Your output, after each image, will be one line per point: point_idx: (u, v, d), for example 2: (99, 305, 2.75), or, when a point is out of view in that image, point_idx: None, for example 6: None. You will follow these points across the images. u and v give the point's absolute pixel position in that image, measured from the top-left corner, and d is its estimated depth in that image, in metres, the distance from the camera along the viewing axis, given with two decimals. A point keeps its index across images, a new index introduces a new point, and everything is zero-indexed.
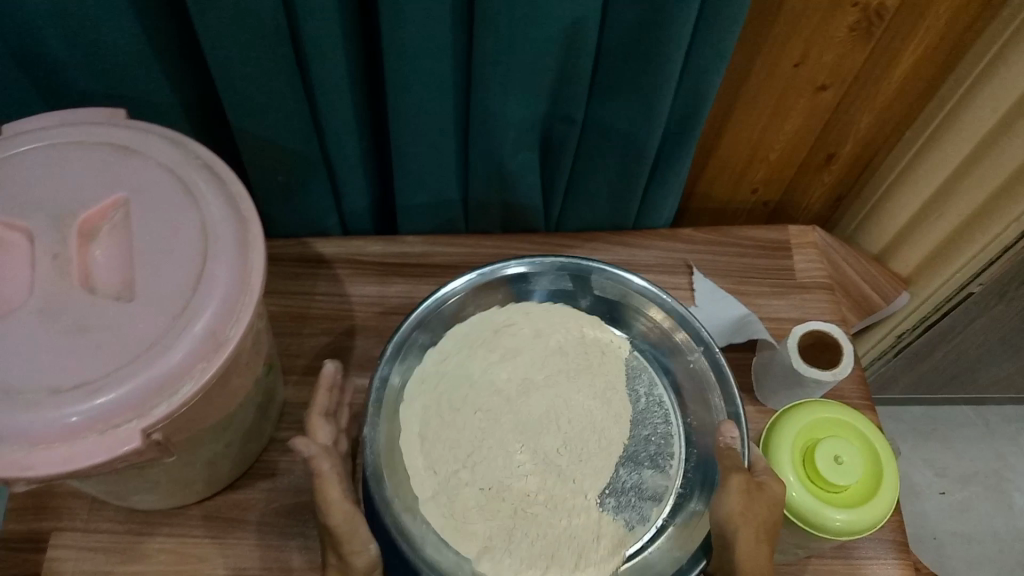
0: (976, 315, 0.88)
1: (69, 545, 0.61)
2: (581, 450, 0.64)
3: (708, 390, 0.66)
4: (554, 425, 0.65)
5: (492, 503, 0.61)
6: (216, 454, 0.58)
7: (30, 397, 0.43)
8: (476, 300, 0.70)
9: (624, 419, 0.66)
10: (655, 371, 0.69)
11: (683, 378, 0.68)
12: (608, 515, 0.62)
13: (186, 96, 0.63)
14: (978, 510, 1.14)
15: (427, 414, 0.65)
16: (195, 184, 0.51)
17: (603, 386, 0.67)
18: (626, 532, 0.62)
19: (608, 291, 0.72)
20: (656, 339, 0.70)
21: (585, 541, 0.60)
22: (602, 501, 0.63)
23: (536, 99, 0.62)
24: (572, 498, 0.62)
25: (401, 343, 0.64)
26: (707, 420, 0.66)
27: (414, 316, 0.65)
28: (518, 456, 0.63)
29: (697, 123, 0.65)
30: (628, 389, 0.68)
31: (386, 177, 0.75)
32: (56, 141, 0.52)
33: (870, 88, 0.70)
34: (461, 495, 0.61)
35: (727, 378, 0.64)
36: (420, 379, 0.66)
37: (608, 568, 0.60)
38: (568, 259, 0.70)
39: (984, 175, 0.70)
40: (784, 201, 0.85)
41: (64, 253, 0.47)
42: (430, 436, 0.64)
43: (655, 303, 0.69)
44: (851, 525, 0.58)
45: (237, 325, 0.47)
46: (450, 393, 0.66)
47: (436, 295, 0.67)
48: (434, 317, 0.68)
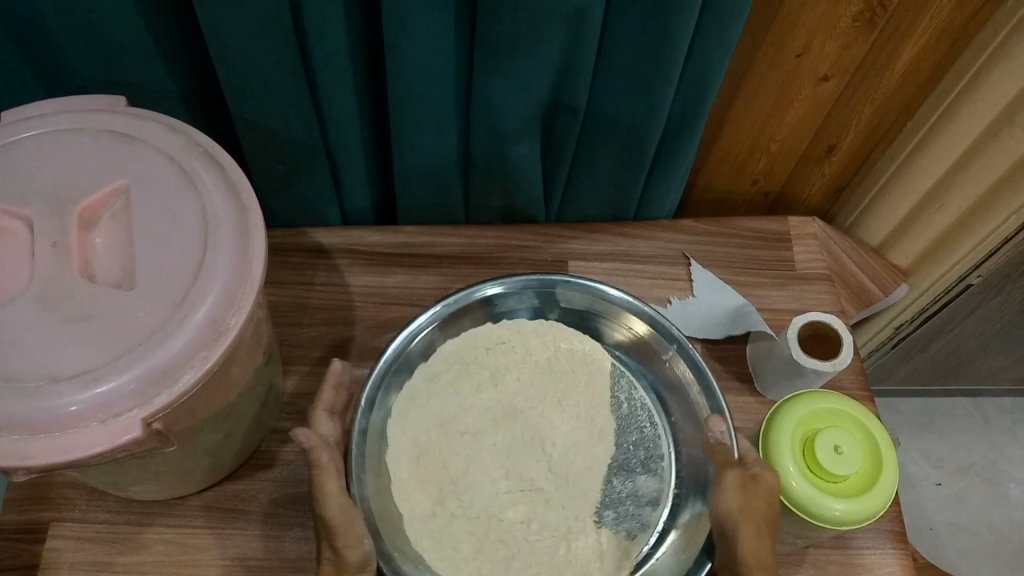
0: (975, 308, 0.88)
1: (67, 535, 0.61)
2: (570, 460, 0.65)
3: (686, 388, 0.66)
4: (537, 439, 0.65)
5: (488, 534, 0.61)
6: (216, 444, 0.57)
7: (29, 386, 0.43)
8: (450, 326, 0.69)
9: (610, 434, 0.66)
10: (634, 375, 0.70)
11: (661, 377, 0.69)
12: (609, 530, 0.62)
13: (184, 83, 0.63)
14: (974, 501, 1.14)
15: (410, 450, 0.64)
16: (194, 172, 0.50)
17: (586, 409, 0.67)
18: (628, 544, 0.62)
19: (577, 303, 0.71)
20: (632, 347, 0.70)
21: (588, 556, 0.61)
22: (600, 515, 0.63)
23: (539, 88, 0.61)
24: (567, 512, 0.62)
25: (376, 384, 0.63)
26: (688, 417, 0.66)
27: (386, 356, 0.64)
28: (500, 479, 0.63)
29: (700, 112, 0.64)
30: (610, 396, 0.68)
31: (386, 167, 0.75)
32: (54, 128, 0.51)
33: (872, 79, 0.70)
34: (455, 527, 0.61)
35: (704, 370, 0.64)
36: (396, 416, 0.65)
37: None
38: (535, 277, 0.69)
39: (986, 166, 0.70)
40: (783, 193, 0.85)
41: (63, 241, 0.47)
42: (414, 471, 0.63)
43: (626, 312, 0.69)
44: (851, 515, 0.58)
45: (238, 314, 0.47)
46: (426, 426, 0.65)
47: (408, 329, 0.65)
48: (406, 355, 0.66)
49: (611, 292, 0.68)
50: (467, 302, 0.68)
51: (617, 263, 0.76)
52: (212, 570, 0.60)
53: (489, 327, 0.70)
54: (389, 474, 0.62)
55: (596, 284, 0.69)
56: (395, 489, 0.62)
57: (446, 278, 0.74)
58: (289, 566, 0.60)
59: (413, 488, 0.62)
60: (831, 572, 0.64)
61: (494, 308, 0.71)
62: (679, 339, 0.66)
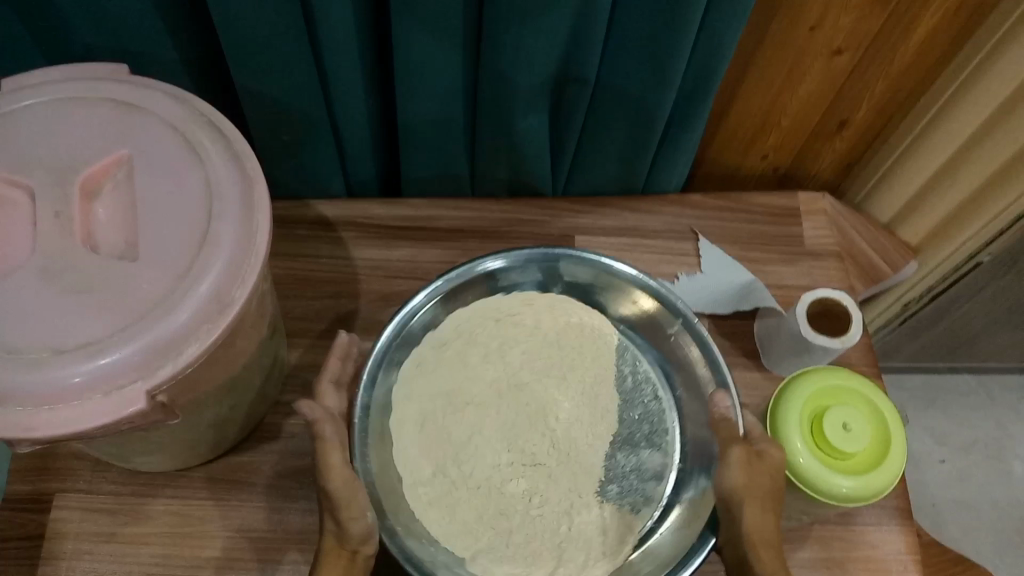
0: (985, 285, 0.87)
1: (73, 506, 0.61)
2: (574, 436, 0.64)
3: (693, 363, 0.66)
4: (542, 416, 0.65)
5: (493, 511, 0.61)
6: (221, 416, 0.57)
7: (32, 357, 0.43)
8: (454, 300, 0.68)
9: (614, 404, 0.66)
10: (639, 349, 0.69)
11: (665, 351, 0.68)
12: (611, 507, 0.62)
13: (185, 52, 0.62)
14: (977, 478, 1.15)
15: (415, 425, 0.63)
16: (198, 142, 0.49)
17: (589, 380, 0.67)
18: (630, 519, 0.62)
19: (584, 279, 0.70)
20: (639, 320, 0.69)
21: (591, 534, 0.61)
22: (602, 489, 0.63)
23: (548, 60, 0.60)
24: (570, 489, 0.62)
25: (381, 354, 0.63)
26: (698, 387, 0.65)
27: (387, 331, 0.63)
28: (501, 457, 0.62)
29: (712, 85, 0.63)
30: (614, 371, 0.67)
31: (391, 139, 0.74)
32: (54, 97, 0.50)
33: (886, 53, 0.68)
34: (460, 503, 0.61)
35: (709, 343, 0.64)
36: (401, 392, 0.65)
37: (620, 555, 0.60)
38: (539, 251, 0.68)
39: (999, 144, 0.69)
40: (793, 168, 0.84)
41: (65, 211, 0.46)
42: (417, 446, 0.63)
43: (631, 283, 0.68)
44: (857, 492, 0.58)
45: (243, 287, 0.46)
46: (430, 400, 0.65)
47: (405, 307, 0.64)
48: (409, 331, 0.66)
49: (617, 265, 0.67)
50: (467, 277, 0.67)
51: (623, 237, 0.75)
52: (217, 541, 0.60)
53: (493, 302, 0.69)
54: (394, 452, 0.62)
55: (599, 257, 0.67)
56: (400, 466, 0.62)
57: (451, 252, 0.73)
58: (294, 538, 0.61)
59: (416, 463, 0.62)
60: (835, 548, 0.64)
61: (497, 283, 0.70)
62: (686, 313, 0.65)
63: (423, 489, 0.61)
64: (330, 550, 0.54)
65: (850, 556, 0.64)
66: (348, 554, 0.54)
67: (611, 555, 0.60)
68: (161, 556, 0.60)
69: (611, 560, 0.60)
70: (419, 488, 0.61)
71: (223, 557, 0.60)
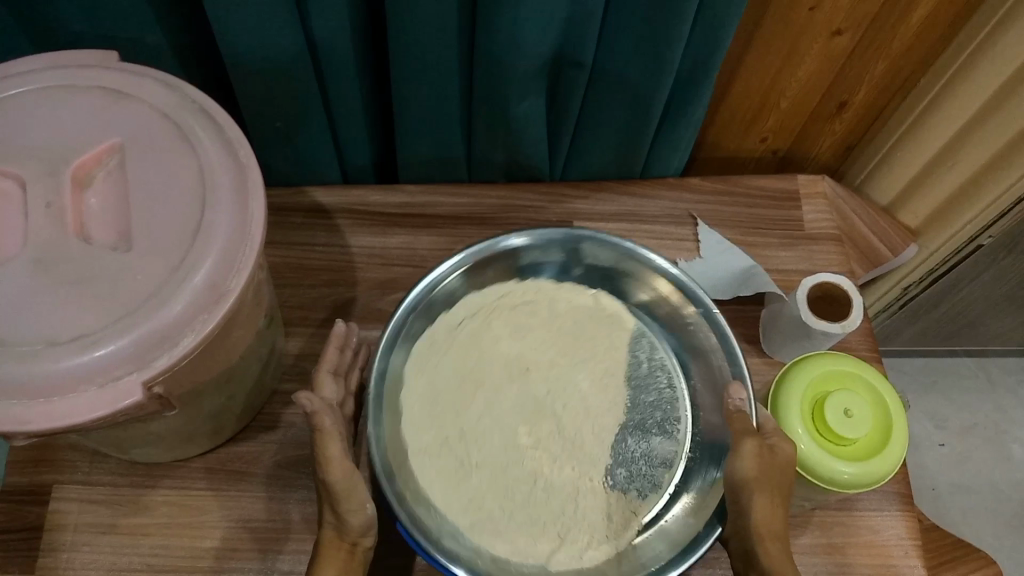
0: (985, 268, 0.87)
1: (72, 497, 0.61)
2: (591, 416, 0.64)
3: (711, 355, 0.65)
4: (561, 396, 0.65)
5: (509, 495, 0.60)
6: (219, 407, 0.57)
7: (26, 350, 0.42)
8: (474, 274, 0.68)
9: (627, 384, 0.66)
10: (655, 336, 0.69)
11: (682, 339, 0.68)
12: (618, 491, 0.62)
13: (177, 38, 0.61)
14: (977, 461, 1.15)
15: (433, 403, 0.63)
16: (191, 130, 0.49)
17: (604, 363, 0.67)
18: (636, 503, 0.62)
19: (601, 259, 0.69)
20: (659, 306, 0.69)
21: (594, 519, 0.60)
22: (611, 473, 0.62)
23: (544, 44, 0.59)
24: (582, 471, 0.62)
25: (397, 329, 0.62)
26: (716, 377, 0.65)
27: (410, 300, 0.62)
28: (513, 433, 0.63)
29: (710, 68, 0.63)
30: (629, 356, 0.68)
31: (387, 124, 0.73)
32: (44, 85, 0.49)
33: (886, 33, 0.68)
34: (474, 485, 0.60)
35: (730, 339, 0.63)
36: (415, 364, 0.65)
37: (624, 539, 0.60)
38: (563, 231, 0.67)
39: (1000, 125, 0.68)
40: (793, 151, 0.84)
41: (57, 202, 0.45)
42: (431, 421, 0.63)
43: (656, 272, 0.67)
44: (860, 479, 0.58)
45: (238, 277, 0.46)
46: (449, 378, 0.65)
47: (428, 277, 0.63)
48: (433, 298, 0.66)
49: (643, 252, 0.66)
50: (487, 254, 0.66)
51: (622, 223, 0.75)
52: (217, 532, 0.60)
53: (512, 284, 0.70)
54: (410, 432, 0.62)
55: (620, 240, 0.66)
56: (417, 449, 0.61)
57: (448, 239, 0.73)
58: (294, 528, 0.60)
59: (427, 437, 0.62)
60: (835, 533, 0.64)
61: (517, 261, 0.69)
62: (708, 308, 0.64)
63: (432, 463, 0.61)
64: (328, 542, 0.53)
65: (851, 541, 0.64)
66: (348, 547, 0.54)
67: (613, 540, 0.60)
68: (160, 547, 0.59)
69: (614, 544, 0.60)
70: (429, 462, 0.61)
71: (223, 547, 0.60)
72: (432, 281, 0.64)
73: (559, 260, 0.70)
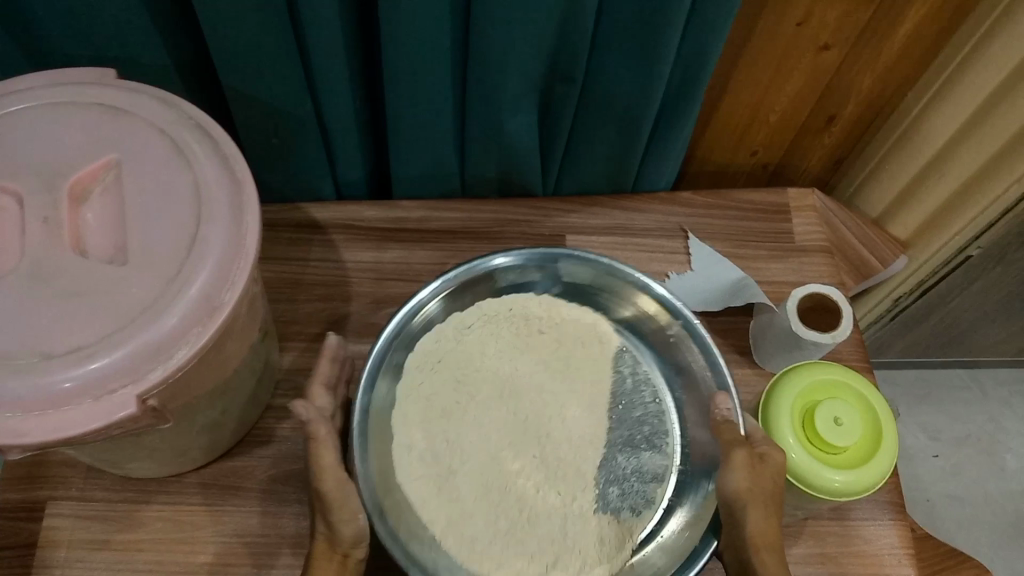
0: (975, 278, 0.88)
1: (65, 513, 0.61)
2: (575, 439, 0.64)
3: (692, 364, 0.66)
4: (548, 419, 0.65)
5: (500, 516, 0.61)
6: (213, 421, 0.57)
7: (22, 363, 0.42)
8: (459, 296, 0.68)
9: (611, 401, 0.67)
10: (639, 352, 0.69)
11: (666, 352, 0.68)
12: (610, 512, 0.62)
13: (174, 55, 0.62)
14: (970, 473, 1.15)
15: (417, 433, 0.63)
16: (187, 145, 0.49)
17: (587, 381, 0.67)
18: (629, 523, 0.62)
19: (581, 277, 0.70)
20: (642, 322, 0.69)
21: (587, 540, 0.61)
22: (598, 495, 0.63)
23: (536, 58, 0.60)
24: (569, 490, 0.62)
25: (379, 359, 0.61)
26: (696, 384, 0.66)
27: (392, 326, 0.62)
28: (496, 454, 0.63)
29: (699, 83, 0.64)
30: (613, 372, 0.68)
31: (380, 140, 0.74)
32: (42, 101, 0.50)
33: (872, 48, 0.69)
34: (466, 511, 0.61)
35: (712, 349, 0.63)
36: (400, 397, 0.64)
37: (618, 561, 0.60)
38: (541, 253, 0.67)
39: (986, 138, 0.69)
40: (783, 164, 0.85)
41: (54, 216, 0.46)
42: (417, 447, 0.63)
43: (637, 288, 0.67)
44: (850, 486, 0.58)
45: (233, 289, 0.46)
46: (430, 405, 0.65)
47: (409, 305, 0.63)
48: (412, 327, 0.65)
49: (624, 270, 0.67)
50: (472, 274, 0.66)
51: (614, 236, 0.75)
52: (211, 547, 0.60)
53: (493, 303, 0.69)
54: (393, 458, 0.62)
55: (601, 259, 0.67)
56: (399, 475, 0.61)
57: (442, 253, 0.73)
58: (288, 543, 0.60)
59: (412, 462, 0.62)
60: (830, 543, 0.64)
61: (495, 283, 0.70)
62: (689, 319, 0.65)
63: (422, 483, 0.61)
64: (321, 551, 0.53)
65: (845, 551, 0.64)
66: (339, 558, 0.54)
67: (608, 560, 0.60)
68: (155, 563, 0.59)
69: (609, 565, 0.60)
70: (416, 484, 0.61)
71: (218, 562, 0.59)
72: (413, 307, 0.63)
73: (542, 280, 0.71)
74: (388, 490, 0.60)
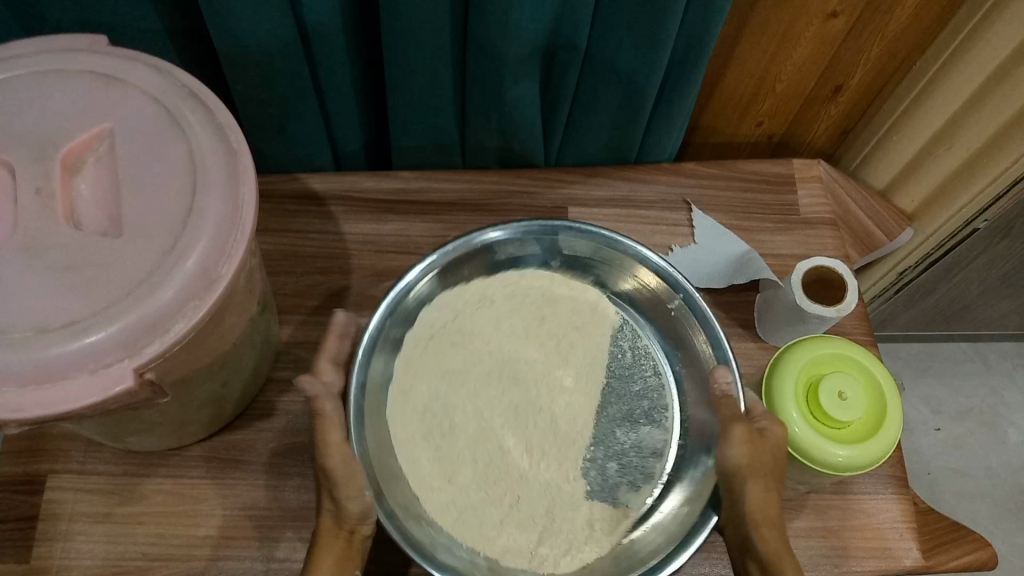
0: (981, 251, 0.87)
1: (65, 486, 0.61)
2: (563, 423, 0.64)
3: (691, 338, 0.65)
4: (545, 395, 0.65)
5: (495, 488, 0.61)
6: (212, 395, 0.57)
7: (17, 337, 0.42)
8: (457, 268, 0.68)
9: (612, 378, 0.67)
10: (642, 325, 0.70)
11: (669, 329, 0.68)
12: (605, 490, 0.62)
13: (167, 21, 0.60)
14: (971, 446, 1.15)
15: (420, 412, 0.64)
16: (182, 115, 0.48)
17: (583, 362, 0.67)
18: (627, 503, 0.62)
19: (580, 250, 0.70)
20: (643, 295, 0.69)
21: (578, 524, 0.60)
22: (585, 472, 0.63)
23: (538, 26, 0.58)
24: (557, 472, 0.62)
25: (375, 339, 0.60)
26: (694, 355, 0.65)
27: (384, 306, 0.61)
28: (491, 431, 0.63)
29: (704, 52, 0.62)
30: (613, 346, 0.68)
31: (379, 110, 0.73)
32: (33, 69, 0.49)
33: (880, 17, 0.67)
34: (463, 488, 0.61)
35: (713, 327, 0.62)
36: (401, 367, 0.65)
37: (610, 543, 0.60)
38: (539, 225, 0.66)
39: (993, 109, 0.68)
40: (788, 136, 0.84)
41: (47, 186, 0.45)
42: (417, 411, 0.64)
43: (635, 262, 0.67)
44: (855, 461, 0.58)
45: (231, 262, 0.46)
46: (435, 383, 0.65)
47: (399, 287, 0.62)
48: (407, 305, 0.65)
49: (626, 244, 0.66)
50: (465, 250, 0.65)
51: (616, 209, 0.74)
52: (213, 520, 0.60)
53: (496, 277, 0.70)
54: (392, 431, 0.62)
55: (597, 231, 0.66)
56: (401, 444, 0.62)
57: (442, 225, 0.72)
58: (289, 516, 0.60)
59: (414, 436, 0.63)
60: (831, 517, 0.64)
61: (494, 255, 0.69)
62: (690, 294, 0.64)
63: (422, 455, 0.62)
64: (327, 530, 0.53)
65: (847, 524, 0.64)
66: (346, 535, 0.54)
67: (596, 544, 0.60)
68: (155, 536, 0.59)
69: (599, 548, 0.60)
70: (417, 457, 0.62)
71: (220, 535, 0.59)
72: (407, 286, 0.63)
73: (541, 253, 0.71)
74: (387, 465, 0.60)
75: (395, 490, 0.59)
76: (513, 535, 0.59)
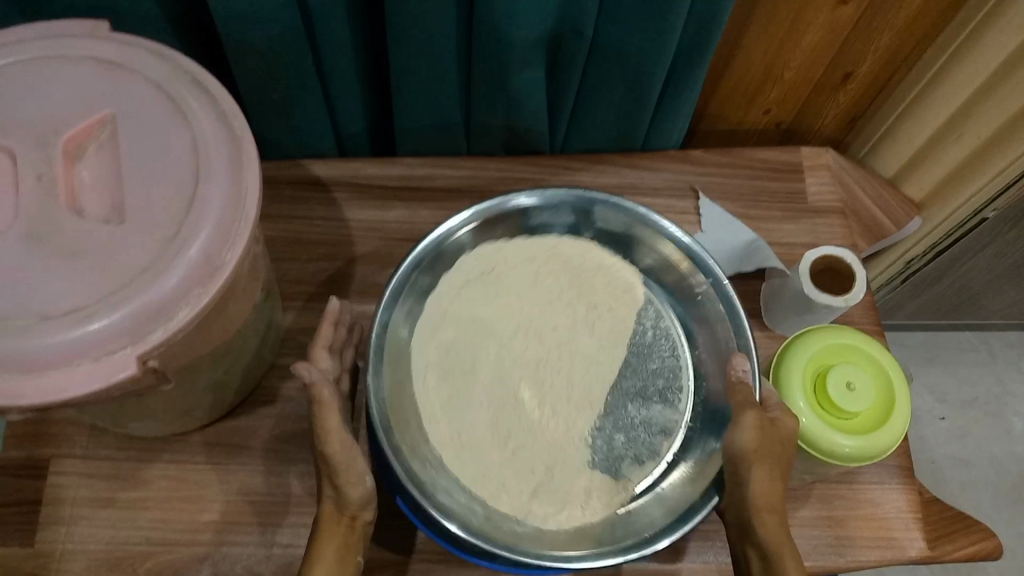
0: (991, 240, 0.86)
1: (69, 471, 0.61)
2: (581, 388, 0.64)
3: (717, 320, 0.65)
4: (566, 363, 0.65)
5: (505, 444, 0.61)
6: (215, 382, 0.57)
7: (19, 324, 0.42)
8: (484, 229, 0.68)
9: (633, 347, 0.66)
10: (663, 304, 0.69)
11: (693, 310, 0.68)
12: (610, 451, 0.63)
13: (168, 4, 0.60)
14: (977, 435, 1.15)
15: (444, 367, 0.63)
16: (184, 100, 0.48)
17: (604, 330, 0.66)
18: (628, 476, 0.62)
19: (613, 224, 0.69)
20: (666, 272, 0.69)
21: (578, 489, 0.60)
22: (592, 438, 0.63)
23: (543, 10, 0.58)
24: (567, 434, 0.62)
25: (401, 287, 0.61)
26: (718, 338, 0.65)
27: (414, 254, 0.62)
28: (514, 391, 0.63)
29: (712, 38, 0.61)
30: (636, 318, 0.68)
31: (383, 95, 0.72)
32: (34, 55, 0.48)
33: (891, 4, 0.66)
34: (474, 442, 0.61)
35: (737, 307, 0.62)
36: (428, 320, 0.65)
37: (606, 512, 0.60)
38: (576, 194, 0.66)
39: (1005, 98, 0.67)
40: (797, 123, 0.83)
41: (48, 173, 0.44)
42: (439, 358, 0.64)
43: (665, 238, 0.66)
44: (860, 452, 0.57)
45: (234, 248, 0.45)
46: (460, 338, 0.65)
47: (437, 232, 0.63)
48: (440, 251, 0.65)
49: (657, 219, 0.65)
50: (494, 212, 0.66)
51: (623, 196, 0.74)
52: (216, 505, 0.60)
53: (517, 241, 0.69)
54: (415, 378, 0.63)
55: (634, 206, 0.65)
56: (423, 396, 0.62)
57: (447, 212, 0.72)
58: (293, 502, 0.60)
59: (436, 389, 0.63)
60: (836, 507, 0.64)
61: (526, 221, 0.69)
62: (719, 280, 0.63)
63: (439, 406, 0.62)
64: (328, 516, 0.53)
65: (851, 514, 0.64)
66: (347, 521, 0.54)
67: (592, 509, 0.60)
68: (159, 521, 0.59)
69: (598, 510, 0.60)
70: (435, 405, 0.62)
71: (224, 521, 0.60)
72: (440, 235, 0.63)
73: (572, 222, 0.70)
74: (405, 408, 0.61)
75: (407, 433, 0.60)
76: (512, 494, 0.59)
